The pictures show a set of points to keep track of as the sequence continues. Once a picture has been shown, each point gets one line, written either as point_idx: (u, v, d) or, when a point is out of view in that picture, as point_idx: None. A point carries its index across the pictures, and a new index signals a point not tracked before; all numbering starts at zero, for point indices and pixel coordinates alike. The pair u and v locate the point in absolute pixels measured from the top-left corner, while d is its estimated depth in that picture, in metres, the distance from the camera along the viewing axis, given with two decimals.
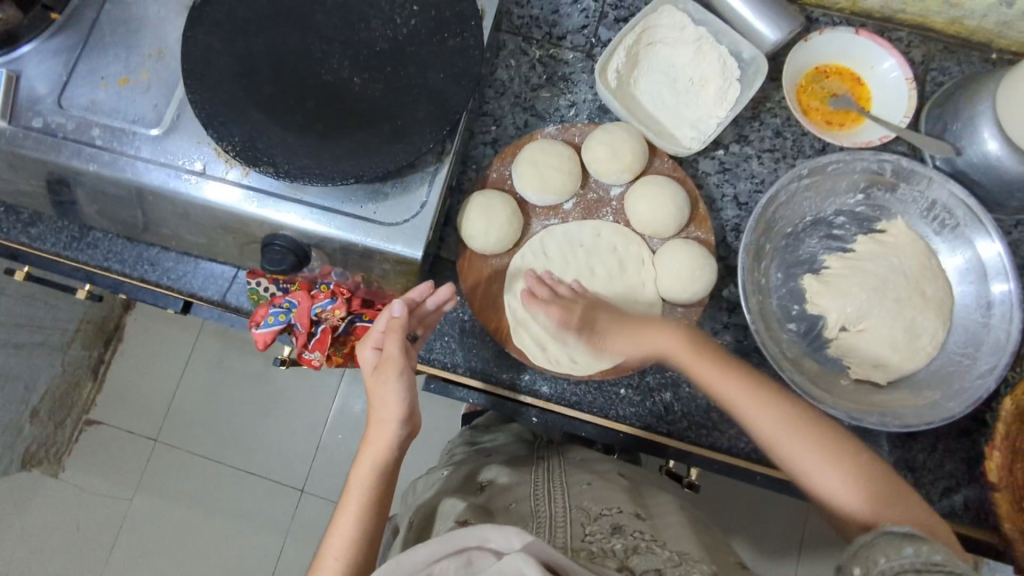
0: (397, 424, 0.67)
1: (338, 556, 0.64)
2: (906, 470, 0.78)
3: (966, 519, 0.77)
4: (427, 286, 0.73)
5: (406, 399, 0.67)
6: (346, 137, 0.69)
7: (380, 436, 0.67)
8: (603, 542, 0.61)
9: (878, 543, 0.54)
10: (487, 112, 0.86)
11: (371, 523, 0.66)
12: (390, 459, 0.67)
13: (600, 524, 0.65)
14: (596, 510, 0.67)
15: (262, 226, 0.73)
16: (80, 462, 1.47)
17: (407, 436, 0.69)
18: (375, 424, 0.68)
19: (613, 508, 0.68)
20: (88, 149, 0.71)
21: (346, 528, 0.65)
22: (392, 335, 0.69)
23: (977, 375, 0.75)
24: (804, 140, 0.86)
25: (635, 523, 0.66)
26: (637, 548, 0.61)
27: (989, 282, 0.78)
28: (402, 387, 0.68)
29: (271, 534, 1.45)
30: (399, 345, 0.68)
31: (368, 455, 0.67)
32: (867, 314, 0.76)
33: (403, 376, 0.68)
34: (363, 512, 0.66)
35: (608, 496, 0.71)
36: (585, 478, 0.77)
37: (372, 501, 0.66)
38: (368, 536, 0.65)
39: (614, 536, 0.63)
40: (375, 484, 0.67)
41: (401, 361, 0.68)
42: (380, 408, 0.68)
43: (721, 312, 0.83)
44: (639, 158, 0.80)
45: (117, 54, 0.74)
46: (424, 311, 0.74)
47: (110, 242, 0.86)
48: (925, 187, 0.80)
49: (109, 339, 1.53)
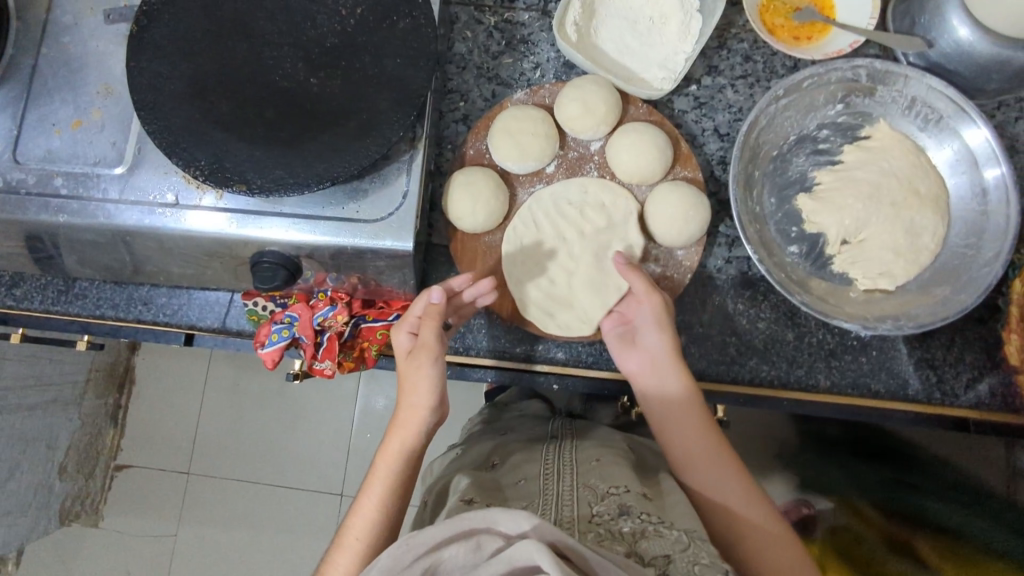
0: (426, 411, 0.67)
1: (360, 538, 0.64)
2: (928, 368, 0.79)
3: (995, 407, 0.78)
4: (468, 278, 0.74)
5: (438, 385, 0.68)
6: (313, 141, 0.67)
7: (409, 420, 0.67)
8: (611, 525, 0.60)
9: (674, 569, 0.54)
10: (451, 89, 0.84)
11: (393, 505, 0.66)
12: (415, 446, 0.67)
13: (608, 504, 0.63)
14: (604, 488, 0.66)
15: (247, 246, 0.71)
16: (118, 508, 1.49)
17: (435, 423, 0.69)
18: (403, 408, 0.68)
19: (620, 487, 0.66)
20: (54, 200, 0.70)
21: (368, 510, 0.65)
22: (430, 320, 0.68)
23: (983, 264, 0.75)
24: (775, 60, 0.85)
25: (643, 505, 0.64)
26: (647, 533, 0.59)
27: (981, 169, 0.77)
28: (436, 372, 0.68)
29: (319, 542, 1.46)
30: (434, 332, 0.68)
31: (397, 439, 0.67)
32: (865, 223, 0.75)
33: (438, 363, 0.68)
34: (387, 494, 0.66)
35: (616, 474, 0.69)
36: (596, 453, 0.76)
37: (397, 486, 0.66)
38: (390, 518, 0.65)
39: (622, 517, 0.61)
40: (403, 467, 0.67)
41: (436, 347, 0.67)
42: (411, 392, 0.68)
43: (721, 248, 0.82)
44: (613, 108, 0.78)
45: (64, 98, 0.72)
46: (461, 301, 0.74)
47: (99, 289, 0.84)
48: (902, 86, 0.79)
49: (123, 383, 1.52)
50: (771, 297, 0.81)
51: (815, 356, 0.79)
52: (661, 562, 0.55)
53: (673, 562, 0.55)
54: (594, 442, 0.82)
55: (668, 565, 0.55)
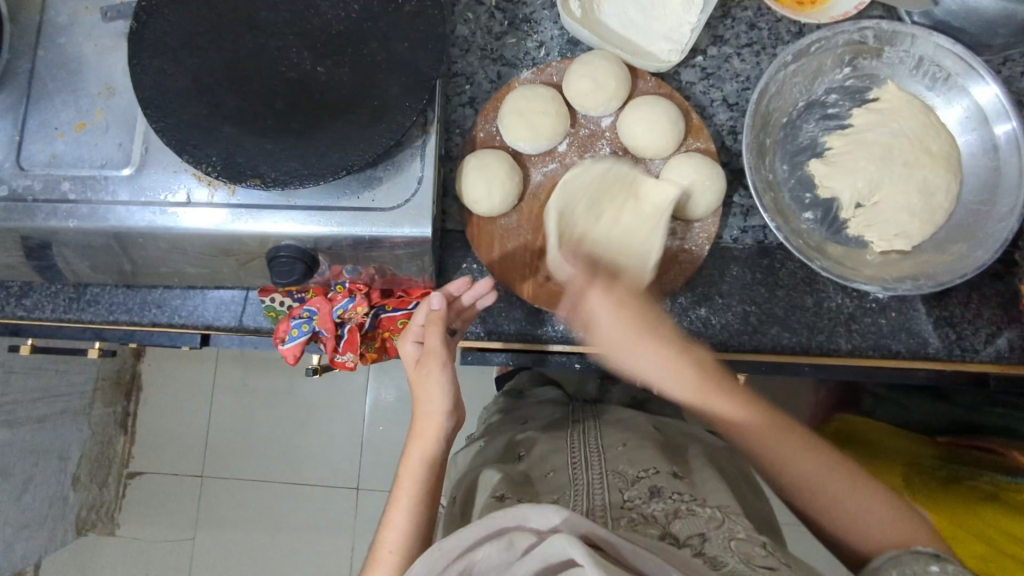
0: (443, 415, 0.68)
1: (395, 550, 0.63)
2: (947, 326, 0.79)
3: (1013, 360, 0.79)
4: (465, 281, 0.74)
5: (450, 392, 0.68)
6: (325, 130, 0.66)
7: (426, 427, 0.67)
8: (643, 508, 0.60)
9: (711, 540, 0.55)
10: (456, 73, 0.84)
11: (422, 515, 0.65)
12: (435, 450, 0.67)
13: (639, 488, 0.64)
14: (633, 473, 0.66)
15: (262, 241, 0.70)
16: (134, 514, 1.49)
17: (453, 428, 0.70)
18: (418, 415, 0.68)
19: (650, 469, 0.67)
20: (63, 206, 0.68)
21: (398, 523, 0.64)
22: (433, 327, 0.69)
23: (998, 219, 0.75)
24: (780, 26, 0.84)
25: (673, 484, 0.64)
26: (680, 512, 0.59)
27: (992, 125, 0.78)
28: (446, 377, 0.68)
29: (338, 536, 1.46)
30: (440, 338, 0.69)
31: (416, 447, 0.67)
32: (878, 185, 0.75)
33: (446, 367, 0.69)
34: (415, 505, 0.65)
35: (643, 457, 0.70)
36: (621, 438, 0.77)
37: (422, 496, 0.65)
38: (422, 529, 0.65)
39: (654, 499, 0.62)
40: (426, 473, 0.66)
41: (442, 353, 0.68)
42: (424, 399, 0.68)
43: (736, 218, 0.82)
44: (623, 82, 0.78)
45: (65, 100, 0.71)
46: (461, 305, 0.74)
47: (110, 294, 0.83)
48: (909, 46, 0.79)
49: (129, 390, 1.51)
50: (788, 263, 0.81)
51: (835, 321, 0.80)
52: (696, 542, 0.55)
53: (708, 539, 0.55)
54: (618, 427, 0.82)
55: (703, 542, 0.55)
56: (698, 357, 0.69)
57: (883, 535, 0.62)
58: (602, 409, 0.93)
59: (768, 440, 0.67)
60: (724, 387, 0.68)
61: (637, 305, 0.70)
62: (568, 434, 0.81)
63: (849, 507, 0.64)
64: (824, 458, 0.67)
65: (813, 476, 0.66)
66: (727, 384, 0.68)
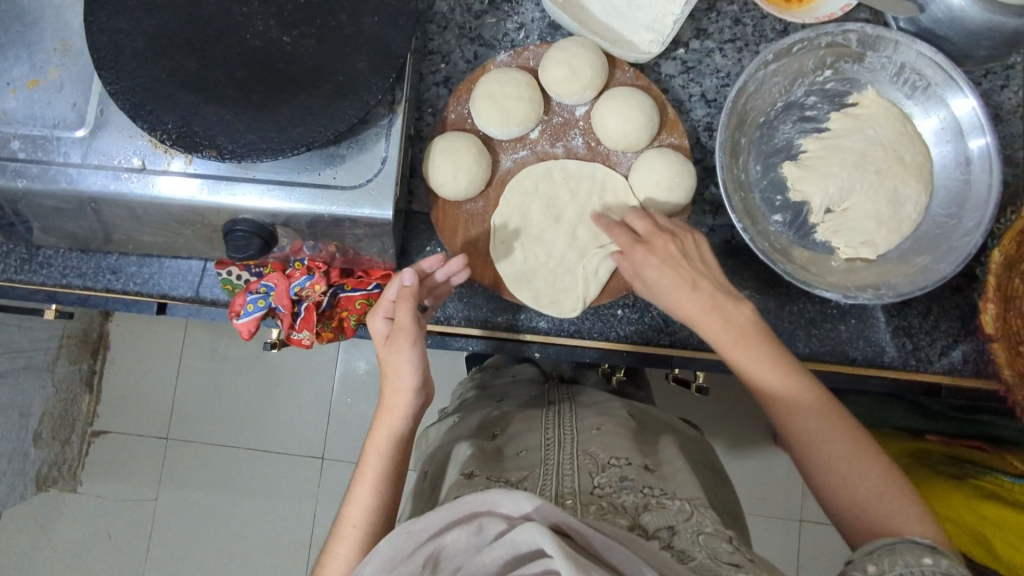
0: (411, 393, 0.66)
1: (358, 525, 0.63)
2: (904, 335, 0.81)
3: (966, 372, 0.80)
4: (439, 258, 0.71)
5: (417, 370, 0.66)
6: (285, 104, 0.63)
7: (395, 404, 0.66)
8: (613, 497, 0.58)
9: (681, 537, 0.54)
10: (432, 50, 0.82)
11: (388, 490, 0.66)
12: (403, 428, 0.67)
13: (610, 476, 0.62)
14: (605, 459, 0.65)
15: (219, 214, 0.68)
16: (95, 473, 1.48)
17: (422, 406, 0.68)
18: (387, 393, 0.67)
19: (622, 458, 0.65)
20: (11, 164, 0.66)
21: (363, 499, 0.64)
22: (404, 302, 0.66)
23: (963, 233, 0.76)
24: (765, 23, 0.83)
25: (644, 477, 0.63)
26: (649, 506, 0.58)
27: (966, 138, 0.77)
28: (414, 355, 0.66)
29: (301, 504, 1.47)
30: (410, 315, 0.66)
31: (384, 424, 0.66)
32: (850, 191, 0.75)
33: (415, 344, 0.65)
34: (381, 482, 0.65)
35: (616, 444, 0.69)
36: (596, 422, 0.75)
37: (388, 473, 0.65)
38: (386, 502, 0.65)
39: (624, 490, 0.60)
40: (393, 452, 0.66)
41: (413, 330, 0.65)
42: (391, 375, 0.66)
43: (705, 216, 0.83)
44: (599, 72, 0.76)
45: (17, 55, 0.68)
46: (434, 282, 0.72)
47: (64, 257, 0.82)
48: (893, 52, 0.78)
49: (96, 349, 1.49)
50: (753, 264, 0.81)
51: (795, 325, 0.81)
52: (665, 535, 0.54)
53: (677, 533, 0.54)
54: (591, 410, 0.81)
55: (672, 536, 0.54)
56: (722, 313, 0.65)
57: (863, 510, 0.59)
58: (575, 390, 0.93)
59: (781, 391, 0.64)
60: (749, 338, 0.65)
61: (685, 274, 0.66)
62: (542, 414, 0.80)
63: (843, 472, 0.61)
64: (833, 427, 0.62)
65: (825, 432, 0.62)
66: (752, 337, 0.65)
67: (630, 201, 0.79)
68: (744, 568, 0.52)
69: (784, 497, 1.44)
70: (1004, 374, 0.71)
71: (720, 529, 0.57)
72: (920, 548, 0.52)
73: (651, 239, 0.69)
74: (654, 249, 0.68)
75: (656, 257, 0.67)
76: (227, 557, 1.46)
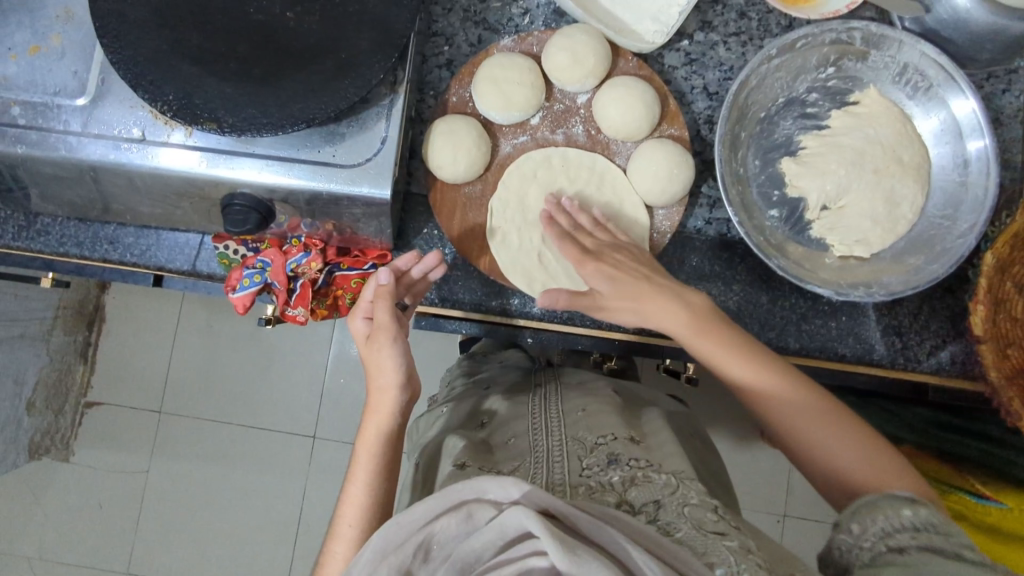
0: (396, 390, 0.67)
1: (354, 523, 0.63)
2: (894, 335, 0.81)
3: (953, 373, 0.81)
4: (413, 254, 0.73)
5: (402, 367, 0.67)
6: (288, 79, 0.63)
7: (381, 403, 0.67)
8: (600, 476, 0.59)
9: (666, 510, 0.54)
10: (436, 32, 0.81)
11: (383, 485, 0.66)
12: (392, 426, 0.68)
13: (598, 455, 0.62)
14: (592, 440, 0.65)
15: (218, 187, 0.69)
16: (87, 444, 1.48)
17: (408, 402, 0.69)
18: (373, 393, 0.68)
19: (607, 435, 0.66)
20: (11, 131, 0.66)
21: (358, 496, 0.65)
22: (381, 301, 0.68)
23: (957, 235, 0.76)
24: (770, 18, 0.83)
25: (630, 450, 0.64)
26: (635, 480, 0.58)
27: (966, 139, 0.78)
28: (396, 352, 0.67)
29: (292, 481, 1.48)
30: (388, 310, 0.68)
31: (372, 422, 0.67)
32: (846, 190, 0.75)
33: (396, 341, 0.67)
34: (374, 476, 0.66)
35: (601, 423, 0.69)
36: (583, 403, 0.76)
37: (380, 467, 0.66)
38: (381, 496, 0.66)
39: (611, 467, 0.60)
40: (381, 448, 0.67)
41: (393, 327, 0.67)
42: (376, 374, 0.68)
43: (702, 210, 0.83)
44: (603, 59, 0.76)
45: (20, 21, 0.67)
46: (412, 279, 0.73)
47: (62, 225, 0.82)
48: (896, 51, 0.78)
49: (92, 321, 1.50)
50: (748, 259, 0.82)
51: (786, 319, 0.82)
52: (651, 509, 0.55)
53: (663, 506, 0.55)
54: (578, 391, 0.82)
55: (658, 509, 0.55)
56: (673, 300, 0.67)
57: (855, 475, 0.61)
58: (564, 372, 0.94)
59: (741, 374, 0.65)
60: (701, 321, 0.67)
61: (632, 279, 0.68)
62: (529, 399, 0.80)
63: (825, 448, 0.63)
64: (807, 392, 0.65)
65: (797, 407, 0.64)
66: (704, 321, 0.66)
67: (630, 190, 0.79)
68: (729, 536, 0.53)
69: (774, 494, 1.45)
70: (990, 375, 0.71)
71: (707, 502, 0.58)
72: (899, 502, 0.54)
73: (600, 252, 0.71)
74: (602, 261, 0.70)
75: (603, 271, 0.69)
76: (216, 532, 1.47)
